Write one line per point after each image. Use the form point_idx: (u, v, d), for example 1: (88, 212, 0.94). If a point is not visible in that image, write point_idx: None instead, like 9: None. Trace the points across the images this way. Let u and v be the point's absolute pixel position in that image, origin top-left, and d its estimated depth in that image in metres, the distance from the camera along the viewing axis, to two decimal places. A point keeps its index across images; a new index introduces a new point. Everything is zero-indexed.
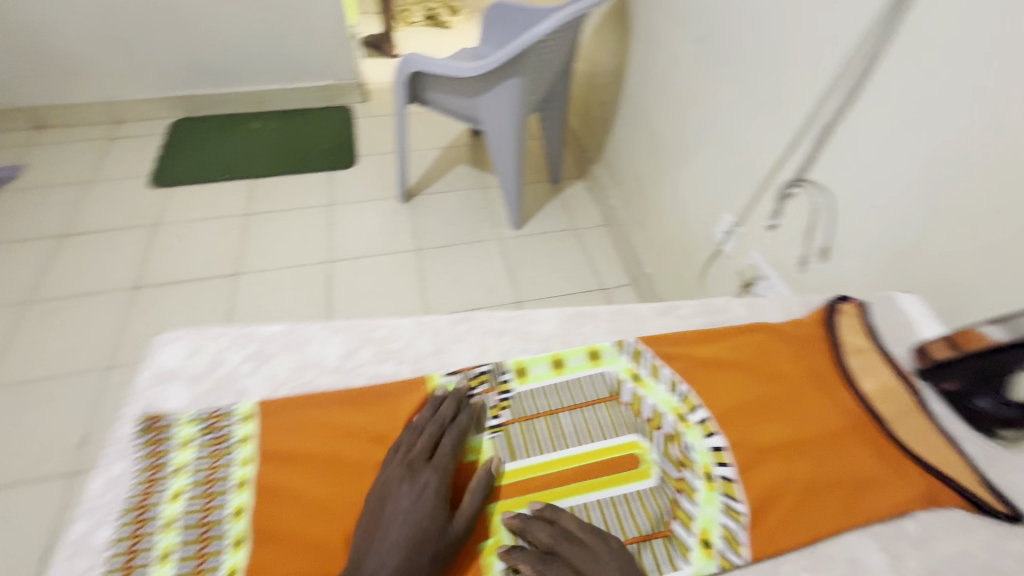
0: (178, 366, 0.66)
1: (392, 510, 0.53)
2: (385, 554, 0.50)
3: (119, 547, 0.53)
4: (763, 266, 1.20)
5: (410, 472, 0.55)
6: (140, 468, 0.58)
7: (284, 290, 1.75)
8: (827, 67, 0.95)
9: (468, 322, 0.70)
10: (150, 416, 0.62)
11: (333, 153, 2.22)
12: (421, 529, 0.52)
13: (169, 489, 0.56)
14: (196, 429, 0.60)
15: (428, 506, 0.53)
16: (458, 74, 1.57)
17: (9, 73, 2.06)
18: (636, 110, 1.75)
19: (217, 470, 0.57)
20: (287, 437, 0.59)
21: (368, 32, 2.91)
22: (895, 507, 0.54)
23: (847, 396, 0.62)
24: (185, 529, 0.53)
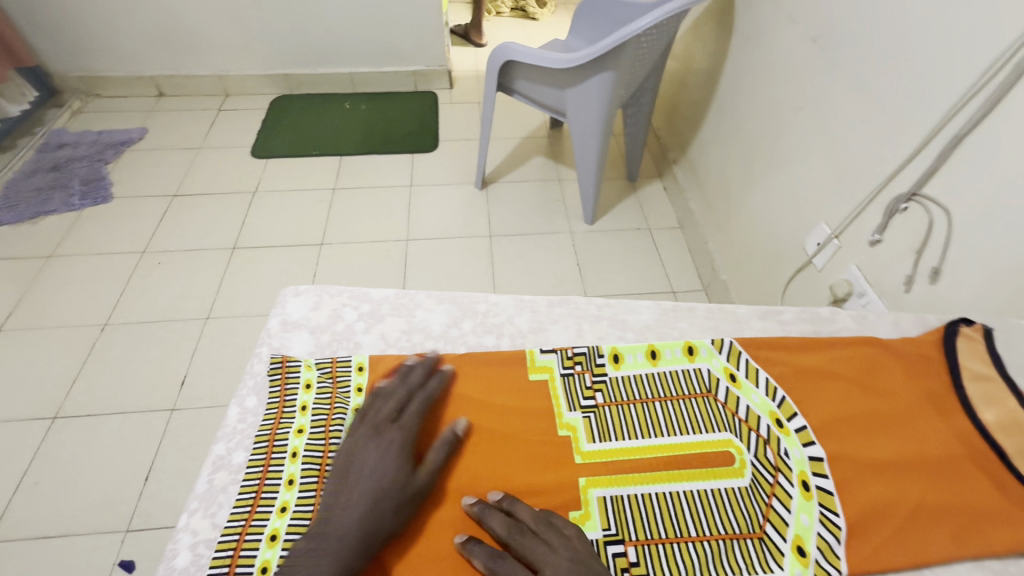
0: (303, 317, 0.74)
1: (362, 465, 0.56)
2: (352, 502, 0.53)
3: (253, 468, 0.60)
4: (860, 281, 1.11)
5: (376, 432, 0.59)
6: (270, 402, 0.65)
7: (363, 262, 1.89)
8: (968, 69, 0.87)
9: (565, 305, 0.72)
10: (280, 357, 0.69)
11: (415, 136, 2.38)
12: (387, 481, 0.55)
13: (295, 424, 0.63)
14: (318, 374, 0.67)
15: (392, 461, 0.56)
16: (550, 63, 1.58)
17: (145, 45, 2.35)
18: (726, 111, 1.70)
19: (336, 413, 0.63)
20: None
21: (458, 21, 3.03)
22: (1011, 545, 0.49)
23: (964, 425, 0.57)
24: (309, 461, 0.59)
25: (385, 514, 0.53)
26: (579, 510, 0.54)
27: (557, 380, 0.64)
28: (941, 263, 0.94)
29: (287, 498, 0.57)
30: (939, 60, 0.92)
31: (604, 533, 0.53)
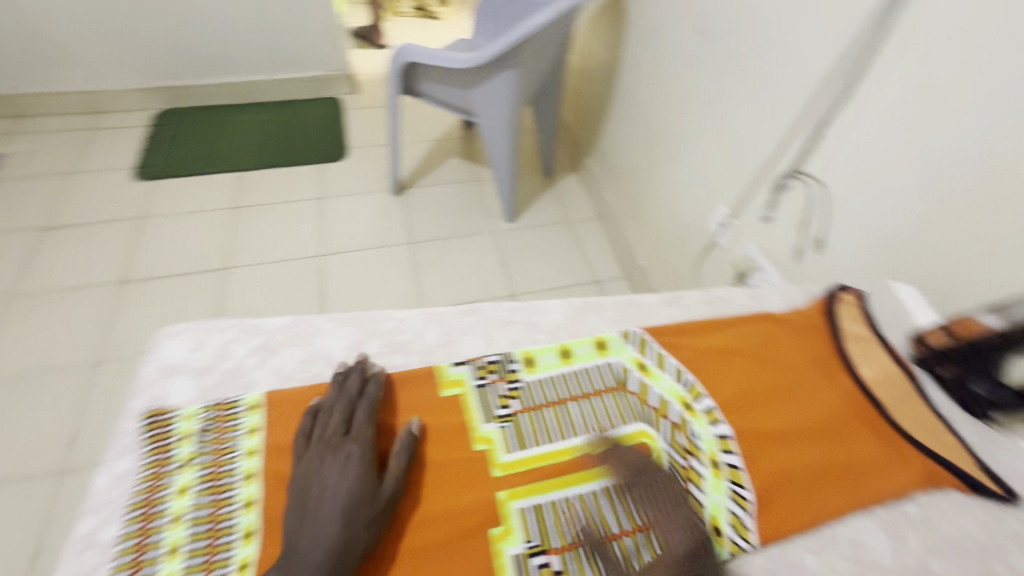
0: (183, 360, 0.66)
1: (319, 488, 0.52)
2: (320, 528, 0.49)
3: (126, 544, 0.52)
4: (758, 257, 1.19)
5: (329, 449, 0.55)
6: (145, 464, 0.58)
7: (276, 283, 1.78)
8: (827, 56, 0.95)
9: (474, 313, 0.70)
10: (154, 412, 0.61)
11: (322, 146, 2.26)
12: (350, 498, 0.51)
13: (176, 484, 0.56)
14: (199, 424, 0.60)
15: (353, 475, 0.53)
16: (453, 63, 1.55)
17: None
18: (628, 103, 1.76)
19: (222, 463, 0.57)
20: (292, 430, 0.60)
21: (358, 22, 2.92)
22: (895, 489, 0.53)
23: (848, 384, 0.62)
24: (193, 523, 0.53)
25: (359, 532, 0.50)
26: (500, 526, 0.52)
27: (471, 394, 0.62)
28: (824, 232, 1.02)
29: (169, 570, 0.51)
30: (805, 45, 1.00)
31: (526, 546, 0.51)
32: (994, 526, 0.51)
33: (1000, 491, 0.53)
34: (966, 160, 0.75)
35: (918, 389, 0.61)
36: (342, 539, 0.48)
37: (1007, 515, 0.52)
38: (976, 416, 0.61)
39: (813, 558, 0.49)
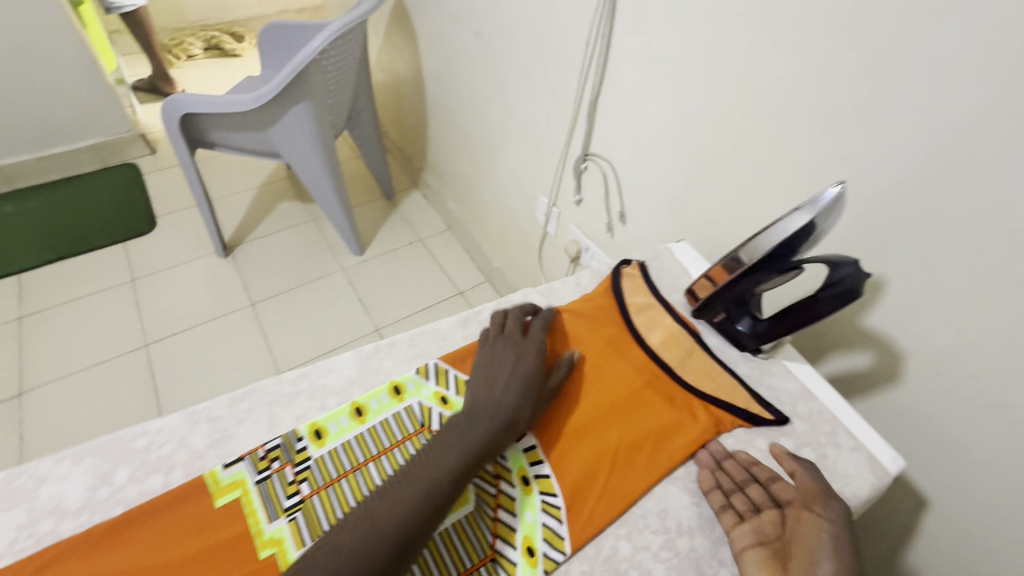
0: None
1: (499, 369, 0.57)
2: (497, 398, 0.54)
3: None
4: (582, 239, 1.24)
5: (510, 344, 0.60)
6: None
7: (94, 393, 1.53)
8: (579, 45, 1.00)
9: (250, 397, 0.58)
10: None
11: (121, 222, 1.97)
12: (526, 381, 0.56)
13: None
14: None
15: (530, 365, 0.58)
16: (235, 107, 1.42)
17: None
18: (441, 112, 1.75)
19: None
20: None
21: (139, 74, 2.59)
22: (690, 447, 0.57)
23: (640, 354, 0.65)
24: None
25: (524, 411, 0.54)
26: None
27: (252, 492, 0.51)
28: (623, 206, 1.08)
29: None
30: (560, 35, 1.04)
31: None
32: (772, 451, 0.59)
33: (772, 418, 0.60)
34: (700, 124, 0.84)
35: (698, 345, 0.66)
36: (510, 413, 0.53)
37: (780, 437, 0.60)
38: (748, 352, 0.68)
39: (628, 541, 0.51)
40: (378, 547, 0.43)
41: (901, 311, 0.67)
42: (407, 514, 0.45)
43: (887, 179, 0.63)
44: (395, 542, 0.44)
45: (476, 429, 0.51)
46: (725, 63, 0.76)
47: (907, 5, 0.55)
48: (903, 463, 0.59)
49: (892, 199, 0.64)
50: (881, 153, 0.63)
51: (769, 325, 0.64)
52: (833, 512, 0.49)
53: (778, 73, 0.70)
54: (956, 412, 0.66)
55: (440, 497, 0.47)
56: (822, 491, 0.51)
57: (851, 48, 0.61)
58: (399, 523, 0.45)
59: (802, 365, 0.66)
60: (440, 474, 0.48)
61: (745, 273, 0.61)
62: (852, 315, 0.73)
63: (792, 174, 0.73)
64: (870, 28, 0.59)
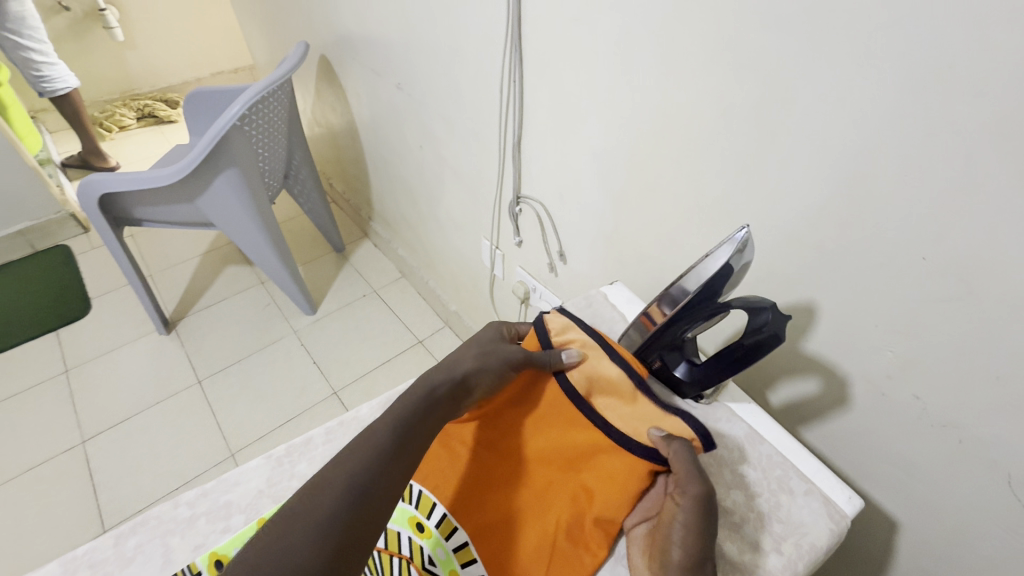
0: None
1: (464, 350, 0.62)
2: (458, 360, 0.60)
3: None
4: (528, 279, 1.21)
5: (488, 333, 0.67)
6: None
7: (22, 508, 1.39)
8: (494, 92, 0.99)
9: (141, 530, 0.51)
10: None
11: (52, 310, 1.86)
12: (482, 346, 0.62)
13: None
14: None
15: (486, 343, 0.63)
16: (154, 182, 1.36)
17: None
18: (379, 162, 1.72)
19: None
20: None
21: (68, 150, 2.50)
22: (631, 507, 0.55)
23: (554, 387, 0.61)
24: None
25: (466, 358, 0.60)
26: None
27: None
28: (562, 245, 1.05)
29: None
30: (476, 82, 1.03)
31: None
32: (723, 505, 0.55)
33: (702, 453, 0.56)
34: (619, 163, 0.83)
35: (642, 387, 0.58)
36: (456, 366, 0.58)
37: (731, 489, 0.56)
38: (690, 399, 0.64)
39: None
40: (337, 492, 0.45)
41: (837, 336, 0.66)
42: (360, 464, 0.47)
43: (799, 207, 0.62)
44: (354, 484, 0.46)
45: (466, 372, 0.58)
46: (631, 103, 0.75)
47: (786, 39, 0.55)
48: (860, 501, 0.56)
49: (809, 225, 0.63)
50: (791, 182, 0.62)
51: (706, 369, 0.61)
52: (706, 498, 0.50)
53: (681, 111, 0.69)
54: (908, 434, 0.64)
55: (391, 449, 0.49)
56: (692, 471, 0.51)
57: (744, 83, 0.61)
58: (353, 471, 0.47)
59: (746, 404, 0.63)
60: (385, 427, 0.51)
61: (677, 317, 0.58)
62: (792, 342, 0.71)
63: (710, 204, 0.72)
64: (756, 64, 0.59)
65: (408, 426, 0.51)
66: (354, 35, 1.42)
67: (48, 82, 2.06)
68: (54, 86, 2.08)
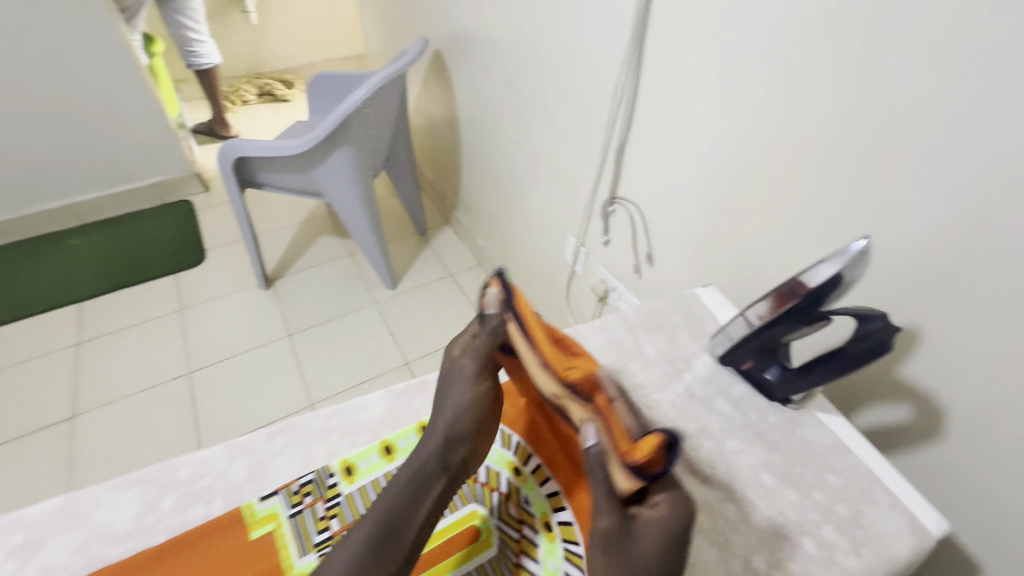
0: None
1: (443, 394, 0.61)
2: (439, 414, 0.59)
3: None
4: (610, 278, 1.26)
5: (455, 359, 0.64)
6: None
7: (135, 422, 1.59)
8: (605, 96, 1.05)
9: (288, 431, 0.61)
10: None
11: (173, 255, 2.11)
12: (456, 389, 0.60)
13: None
14: None
15: (458, 379, 0.61)
16: (280, 151, 1.53)
17: None
18: (475, 154, 1.81)
19: None
20: None
21: (198, 118, 2.79)
22: None
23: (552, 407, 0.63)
24: None
25: (442, 414, 0.59)
26: None
27: (285, 527, 0.54)
28: (651, 248, 1.09)
29: None
30: (587, 85, 1.09)
31: None
32: (804, 503, 0.57)
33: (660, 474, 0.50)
34: (724, 170, 0.85)
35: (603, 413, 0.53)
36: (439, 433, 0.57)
37: (814, 490, 0.58)
38: (777, 402, 0.66)
39: None
40: None
41: (939, 364, 0.65)
42: None
43: (911, 232, 0.64)
44: None
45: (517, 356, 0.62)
46: (746, 114, 0.78)
47: (922, 65, 0.57)
48: (947, 525, 0.56)
49: (924, 250, 0.63)
50: (911, 204, 0.62)
51: (801, 374, 0.63)
52: (602, 534, 0.50)
53: (801, 124, 0.71)
54: (1005, 473, 0.62)
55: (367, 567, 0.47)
56: (607, 501, 0.51)
57: (872, 102, 0.62)
58: None
59: (836, 417, 0.64)
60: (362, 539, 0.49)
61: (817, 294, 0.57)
62: (887, 366, 0.71)
63: (819, 219, 0.73)
64: (887, 84, 0.60)
65: (391, 526, 0.50)
66: (470, 34, 1.52)
67: (196, 57, 2.35)
68: (200, 61, 2.37)
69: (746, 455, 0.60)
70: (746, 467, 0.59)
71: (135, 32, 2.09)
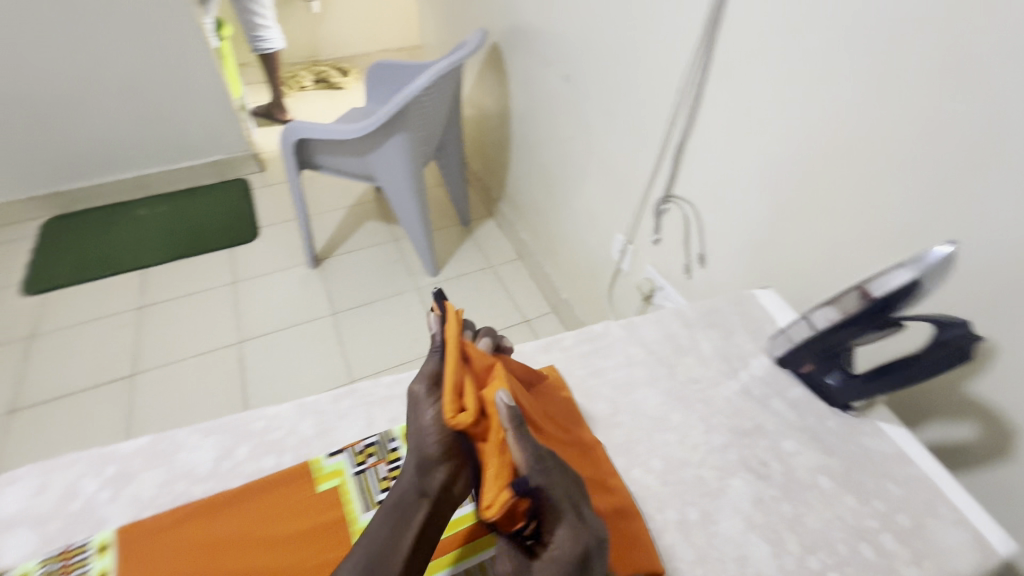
0: (20, 510, 0.52)
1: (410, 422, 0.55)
2: (412, 443, 0.54)
3: None
4: (657, 277, 1.25)
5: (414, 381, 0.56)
6: None
7: (188, 384, 1.68)
8: (668, 92, 1.04)
9: (352, 396, 0.64)
10: None
11: (229, 230, 2.21)
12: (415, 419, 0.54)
13: None
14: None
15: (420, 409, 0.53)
16: (340, 134, 1.58)
17: None
18: (525, 147, 1.83)
19: None
20: (146, 565, 0.49)
21: (257, 101, 2.88)
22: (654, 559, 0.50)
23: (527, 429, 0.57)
24: None
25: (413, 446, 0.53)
26: None
27: (350, 483, 0.57)
28: (704, 249, 1.08)
29: None
30: (649, 81, 1.08)
31: None
32: (862, 509, 0.56)
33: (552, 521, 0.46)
34: (791, 171, 0.84)
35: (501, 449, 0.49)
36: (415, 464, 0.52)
37: (874, 497, 0.57)
38: (837, 408, 0.65)
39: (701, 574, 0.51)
40: None
41: (1014, 382, 0.63)
42: None
43: (994, 243, 0.62)
44: None
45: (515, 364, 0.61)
46: (820, 116, 0.77)
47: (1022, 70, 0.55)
48: (1015, 546, 0.54)
49: (1006, 263, 0.61)
50: (996, 215, 0.60)
51: (865, 381, 0.61)
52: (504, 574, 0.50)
53: (880, 128, 0.69)
54: None
55: None
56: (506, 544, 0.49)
57: (962, 107, 0.60)
58: None
59: (898, 427, 0.63)
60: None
61: (875, 309, 0.57)
62: (954, 381, 0.69)
63: (892, 226, 0.72)
64: (980, 89, 0.58)
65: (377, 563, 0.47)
66: (531, 27, 1.53)
67: (261, 41, 2.45)
68: (264, 45, 2.47)
69: (803, 457, 0.60)
70: (803, 468, 0.59)
71: (207, 16, 2.19)
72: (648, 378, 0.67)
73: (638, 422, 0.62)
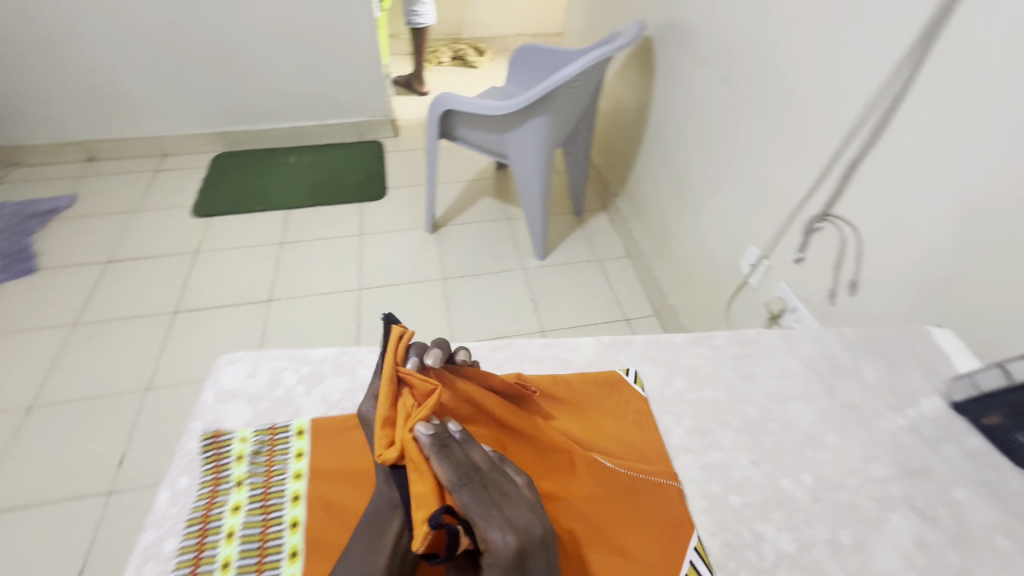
0: (239, 387, 0.68)
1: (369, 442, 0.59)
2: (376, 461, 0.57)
3: (189, 535, 0.53)
4: (792, 297, 1.19)
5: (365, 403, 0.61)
6: (204, 481, 0.58)
7: (312, 316, 1.87)
8: (850, 107, 0.98)
9: (507, 349, 0.78)
10: (212, 433, 0.63)
11: (361, 187, 2.40)
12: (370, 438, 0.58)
13: (230, 502, 0.56)
14: (253, 445, 0.61)
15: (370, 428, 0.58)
16: (488, 111, 1.65)
17: (91, 119, 2.36)
18: (659, 145, 1.80)
19: (274, 473, 0.58)
20: (337, 456, 0.60)
21: (398, 72, 3.09)
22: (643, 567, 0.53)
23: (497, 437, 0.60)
24: (250, 514, 0.55)
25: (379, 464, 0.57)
26: None
27: None
28: (858, 275, 1.01)
29: (228, 552, 0.51)
30: (829, 92, 1.02)
31: None
32: None
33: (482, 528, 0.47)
34: (997, 209, 0.76)
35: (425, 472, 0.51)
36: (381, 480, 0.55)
37: None
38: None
39: None
40: None
41: None
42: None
43: None
44: None
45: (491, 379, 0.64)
46: None
47: None
48: None
49: None
50: None
51: None
52: None
53: None
54: None
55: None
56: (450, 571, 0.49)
57: None
58: None
59: None
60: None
61: None
62: None
63: None
64: None
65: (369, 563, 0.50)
66: (694, 24, 1.49)
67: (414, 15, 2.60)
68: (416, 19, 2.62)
69: (977, 511, 0.56)
70: (976, 522, 0.55)
71: None
72: (804, 393, 0.69)
73: (789, 434, 0.65)
